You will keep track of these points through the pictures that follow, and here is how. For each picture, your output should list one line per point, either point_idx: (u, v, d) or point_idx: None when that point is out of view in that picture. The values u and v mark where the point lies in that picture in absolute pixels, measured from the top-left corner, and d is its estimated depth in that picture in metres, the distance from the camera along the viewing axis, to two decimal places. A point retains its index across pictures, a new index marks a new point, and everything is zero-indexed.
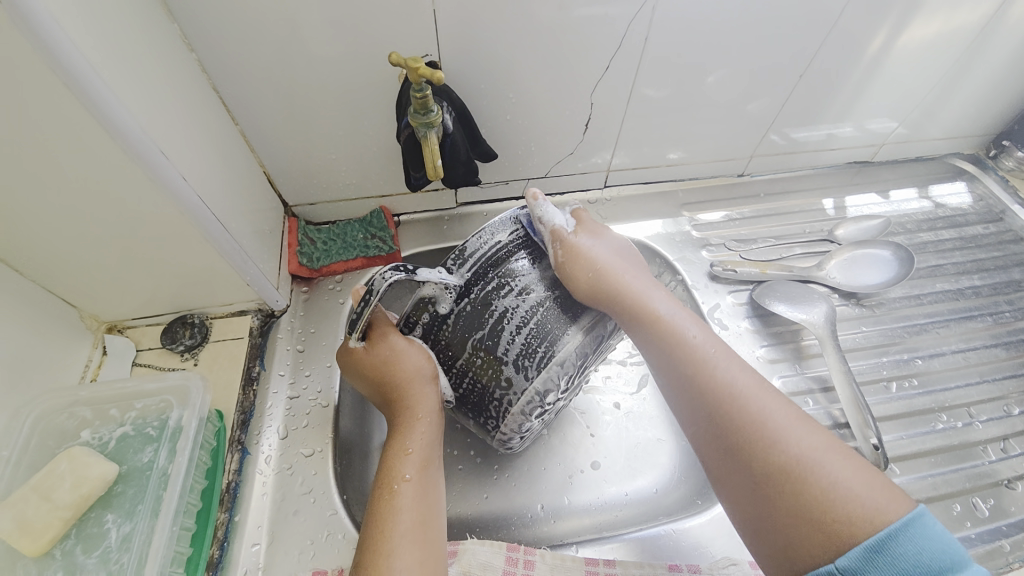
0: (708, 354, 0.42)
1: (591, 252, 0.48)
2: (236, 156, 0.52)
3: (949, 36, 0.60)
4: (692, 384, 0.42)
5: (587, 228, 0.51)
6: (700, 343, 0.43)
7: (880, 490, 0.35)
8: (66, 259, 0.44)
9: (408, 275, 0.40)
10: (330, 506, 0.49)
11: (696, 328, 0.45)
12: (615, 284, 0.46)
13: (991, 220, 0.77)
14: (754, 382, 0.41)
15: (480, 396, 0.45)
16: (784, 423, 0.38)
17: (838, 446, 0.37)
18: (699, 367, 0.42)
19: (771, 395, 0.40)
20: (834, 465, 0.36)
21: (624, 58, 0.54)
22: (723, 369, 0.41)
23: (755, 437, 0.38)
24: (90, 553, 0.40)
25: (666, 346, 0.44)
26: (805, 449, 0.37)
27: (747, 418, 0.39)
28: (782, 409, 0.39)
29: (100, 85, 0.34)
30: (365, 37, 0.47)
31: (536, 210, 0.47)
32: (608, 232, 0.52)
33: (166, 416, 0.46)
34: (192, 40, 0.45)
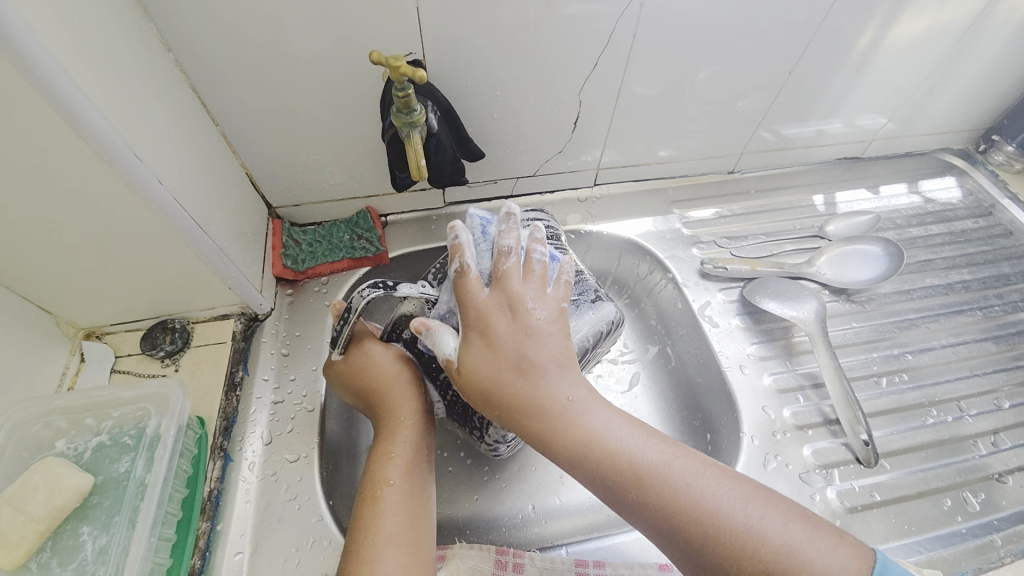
0: (635, 470, 0.35)
1: (482, 370, 0.39)
2: (216, 157, 0.51)
3: (938, 31, 0.60)
4: (637, 514, 0.35)
5: (482, 310, 0.40)
6: (626, 454, 0.36)
7: (846, 552, 0.31)
8: (37, 266, 0.43)
9: (387, 292, 0.43)
10: (316, 513, 0.49)
11: (618, 427, 0.37)
12: (525, 410, 0.38)
13: (980, 215, 0.78)
14: (693, 483, 0.34)
15: (465, 405, 0.46)
16: (739, 527, 0.32)
17: (796, 522, 0.32)
18: (632, 494, 0.35)
19: (714, 489, 0.34)
20: (801, 557, 0.31)
21: (612, 55, 0.54)
22: (658, 489, 0.34)
23: (718, 562, 0.32)
24: (65, 566, 0.39)
25: (598, 480, 0.36)
26: (769, 553, 0.31)
27: (695, 532, 0.33)
28: (732, 505, 0.33)
29: (67, 84, 0.33)
30: (346, 35, 0.46)
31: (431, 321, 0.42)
32: (504, 301, 0.40)
33: (144, 425, 0.45)
34: (168, 39, 0.44)
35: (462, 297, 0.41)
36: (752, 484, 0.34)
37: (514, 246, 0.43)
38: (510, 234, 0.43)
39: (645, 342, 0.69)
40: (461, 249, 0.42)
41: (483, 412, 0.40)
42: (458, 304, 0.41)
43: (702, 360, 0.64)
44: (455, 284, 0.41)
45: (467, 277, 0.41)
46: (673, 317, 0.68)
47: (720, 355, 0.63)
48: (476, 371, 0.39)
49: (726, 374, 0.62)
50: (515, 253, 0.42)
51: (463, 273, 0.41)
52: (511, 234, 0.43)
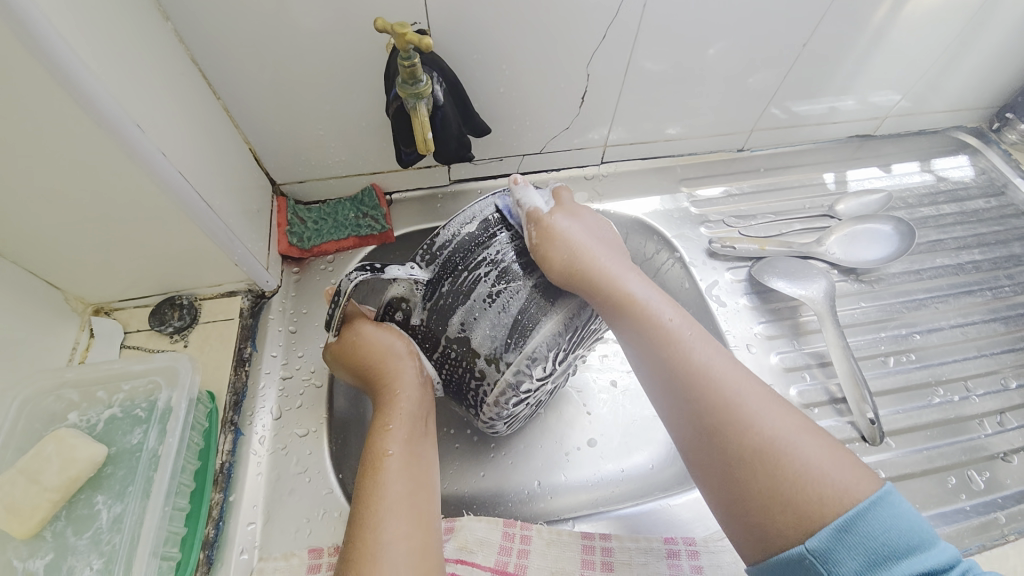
0: (680, 339, 0.41)
1: (566, 233, 0.45)
2: (219, 132, 0.50)
3: (957, 3, 0.58)
4: (668, 367, 0.40)
5: (572, 207, 0.49)
6: (669, 322, 0.42)
7: (849, 469, 0.34)
8: (43, 240, 0.43)
9: (374, 274, 0.40)
10: (325, 486, 0.49)
11: (670, 311, 0.43)
12: (592, 263, 0.44)
13: (993, 194, 0.76)
14: (723, 363, 0.39)
15: (459, 383, 0.44)
16: (754, 403, 0.37)
17: (801, 420, 0.36)
18: (668, 349, 0.40)
19: (739, 375, 0.39)
20: (804, 446, 0.35)
21: (621, 27, 0.52)
22: (693, 352, 0.40)
23: (728, 421, 0.36)
24: (81, 534, 0.40)
25: (639, 329, 0.42)
26: (775, 431, 0.35)
27: (718, 400, 0.37)
28: (751, 387, 0.38)
29: (65, 51, 0.32)
30: (348, 5, 0.45)
31: (514, 193, 0.46)
32: (590, 210, 0.51)
33: (155, 398, 0.46)
34: (166, 8, 0.43)
35: (561, 197, 0.50)
36: (780, 396, 0.38)
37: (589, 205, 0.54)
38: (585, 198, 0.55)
39: None
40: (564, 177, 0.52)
41: (549, 266, 0.43)
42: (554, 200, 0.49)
43: None
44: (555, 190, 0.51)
45: (564, 188, 0.51)
46: (680, 296, 0.68)
47: (726, 334, 0.63)
48: (561, 227, 0.46)
49: (732, 353, 0.62)
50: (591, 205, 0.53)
51: (562, 187, 0.51)
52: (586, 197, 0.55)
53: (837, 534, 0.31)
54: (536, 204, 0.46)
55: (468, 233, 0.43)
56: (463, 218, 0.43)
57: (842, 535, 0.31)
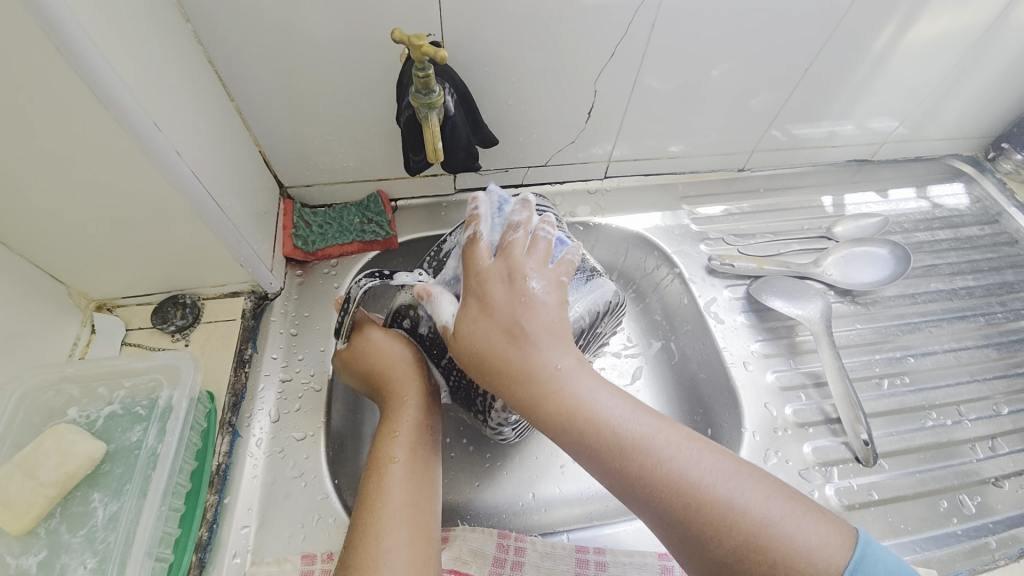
0: (623, 443, 0.35)
1: (477, 335, 0.39)
2: (232, 134, 0.51)
3: (955, 35, 0.60)
4: (618, 477, 0.35)
5: (483, 275, 0.41)
6: (613, 425, 0.36)
7: (824, 529, 0.32)
8: (53, 234, 0.43)
9: (383, 281, 0.43)
10: (321, 491, 0.49)
11: (607, 399, 0.37)
12: (514, 375, 0.37)
13: (986, 222, 0.78)
14: (680, 452, 0.35)
15: (466, 387, 0.46)
16: (723, 497, 0.33)
17: (776, 497, 0.33)
18: (616, 463, 0.35)
19: (700, 461, 0.34)
20: (781, 530, 0.32)
21: (630, 46, 0.53)
22: (643, 459, 0.34)
23: (698, 533, 0.32)
24: (75, 532, 0.39)
25: (584, 447, 0.36)
26: (751, 525, 0.32)
27: (679, 503, 0.33)
28: (716, 476, 0.33)
29: (91, 51, 0.32)
30: (366, 17, 0.46)
31: (427, 306, 0.43)
32: (511, 266, 0.41)
33: (156, 396, 0.46)
34: (188, 11, 0.43)
35: (472, 262, 0.42)
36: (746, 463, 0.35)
37: (522, 223, 0.44)
38: (517, 212, 0.44)
39: (648, 337, 0.69)
40: (478, 219, 0.45)
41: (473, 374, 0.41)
42: (466, 270, 0.42)
43: (706, 355, 0.65)
44: (466, 250, 0.43)
45: (477, 244, 0.43)
46: (678, 312, 0.68)
47: (723, 351, 0.63)
48: (471, 338, 0.39)
49: (729, 370, 0.62)
50: (523, 226, 0.43)
51: (474, 241, 0.43)
52: (519, 211, 0.44)
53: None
54: (445, 318, 0.42)
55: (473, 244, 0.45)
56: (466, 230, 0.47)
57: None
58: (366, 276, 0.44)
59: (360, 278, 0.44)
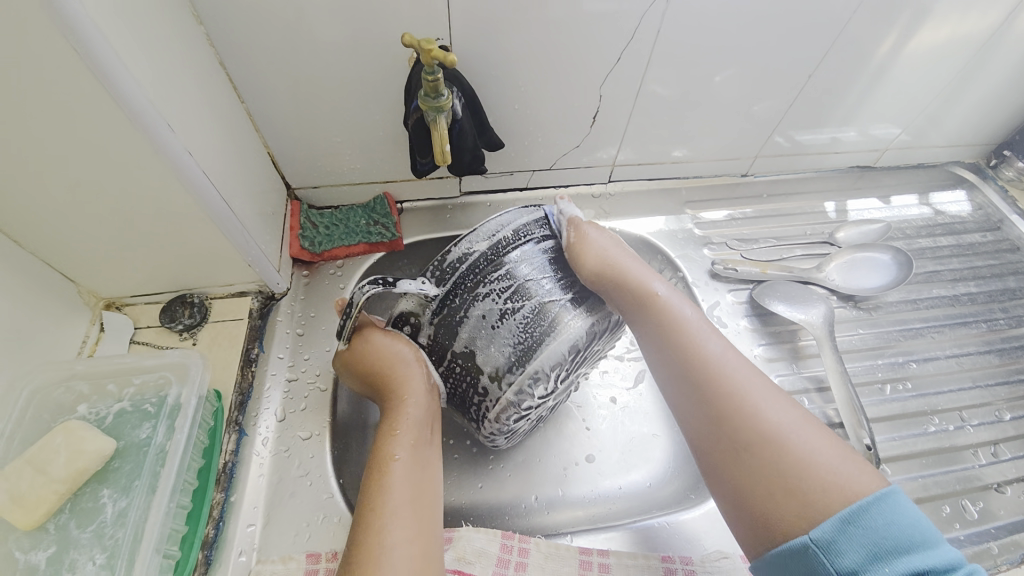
0: (698, 337, 0.43)
1: (595, 234, 0.49)
2: (242, 135, 0.51)
3: (956, 43, 0.60)
4: (685, 363, 0.42)
5: (608, 228, 0.54)
6: (691, 322, 0.44)
7: (856, 467, 0.36)
8: (66, 232, 0.43)
9: (385, 288, 0.42)
10: (326, 490, 0.49)
11: (692, 311, 0.46)
12: (618, 266, 0.47)
13: (989, 229, 0.78)
14: (740, 363, 0.42)
15: (462, 396, 0.45)
16: (768, 403, 0.39)
17: (817, 424, 0.39)
18: (685, 347, 0.43)
19: (755, 375, 0.41)
20: (813, 447, 0.37)
21: (635, 51, 0.54)
22: (710, 350, 0.42)
23: (742, 419, 0.38)
24: (84, 528, 0.40)
25: (663, 330, 0.44)
26: (782, 427, 0.38)
27: (736, 396, 0.39)
28: (765, 387, 0.40)
29: (107, 51, 0.33)
30: (376, 20, 0.47)
31: (559, 206, 0.52)
32: (606, 235, 0.55)
33: (164, 394, 0.46)
34: (202, 14, 0.44)
35: (591, 224, 0.55)
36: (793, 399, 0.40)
37: None
38: None
39: None
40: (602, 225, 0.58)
41: (583, 259, 0.47)
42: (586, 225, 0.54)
43: None
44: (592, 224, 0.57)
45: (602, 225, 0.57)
46: None
47: None
48: (591, 232, 0.49)
49: None
50: None
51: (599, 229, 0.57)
52: None
53: (843, 525, 0.33)
54: (576, 214, 0.51)
55: (482, 250, 0.44)
56: (477, 234, 0.43)
57: (846, 527, 0.33)
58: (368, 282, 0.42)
59: (362, 284, 0.42)
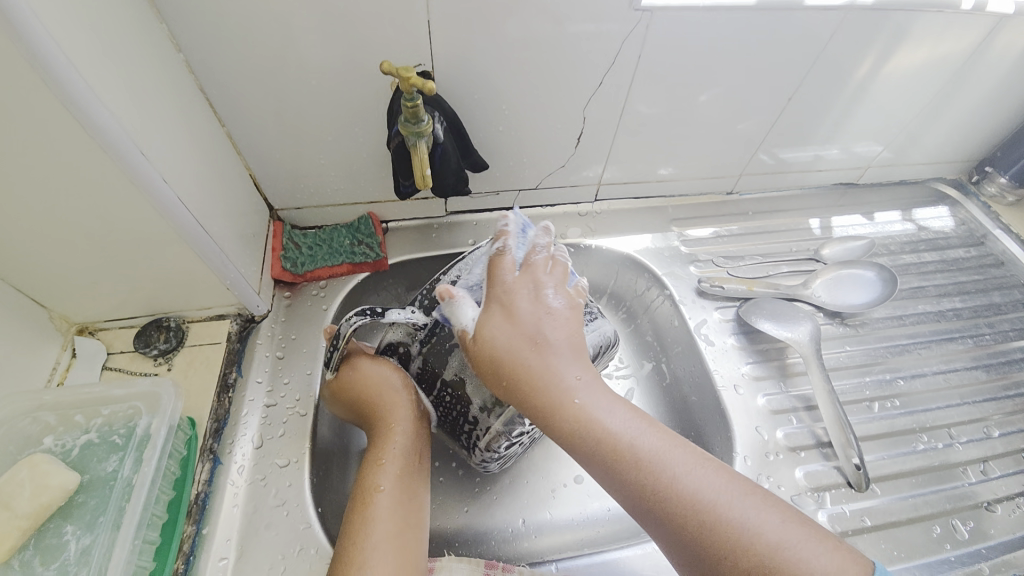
0: (637, 455, 0.36)
1: (497, 343, 0.40)
2: (222, 157, 0.51)
3: (933, 63, 0.61)
4: (632, 493, 0.35)
5: (509, 286, 0.43)
6: (629, 439, 0.36)
7: (844, 563, 0.31)
8: (36, 259, 0.43)
9: (373, 319, 0.42)
10: (303, 520, 0.48)
11: (620, 412, 0.38)
12: (531, 379, 0.38)
13: (972, 244, 0.79)
14: (694, 473, 0.35)
15: (453, 424, 0.46)
16: (738, 523, 0.33)
17: (792, 523, 0.33)
18: (629, 477, 0.35)
19: (712, 484, 0.34)
20: (800, 554, 0.31)
21: (617, 74, 0.54)
22: (657, 476, 0.35)
23: (711, 559, 0.32)
24: (47, 566, 0.38)
25: (598, 462, 0.37)
26: (767, 545, 0.32)
27: (692, 521, 0.33)
28: (728, 498, 0.34)
29: (77, 81, 0.33)
30: (357, 45, 0.47)
31: (450, 310, 0.43)
32: (530, 280, 0.43)
33: (134, 423, 0.45)
34: (179, 40, 0.44)
35: (496, 275, 0.44)
36: (764, 494, 0.35)
37: (545, 248, 0.46)
38: (541, 239, 0.47)
39: (639, 357, 0.69)
40: (506, 233, 0.46)
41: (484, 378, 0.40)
42: (489, 282, 0.44)
43: (697, 379, 0.64)
44: (491, 262, 0.45)
45: (503, 257, 0.44)
46: (669, 333, 0.68)
47: (714, 373, 0.63)
48: (490, 341, 0.40)
49: (720, 394, 0.62)
50: (545, 251, 0.46)
51: (501, 254, 0.44)
52: (542, 238, 0.47)
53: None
54: (466, 323, 0.42)
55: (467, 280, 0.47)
56: None
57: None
58: (356, 312, 0.43)
59: (350, 314, 0.43)
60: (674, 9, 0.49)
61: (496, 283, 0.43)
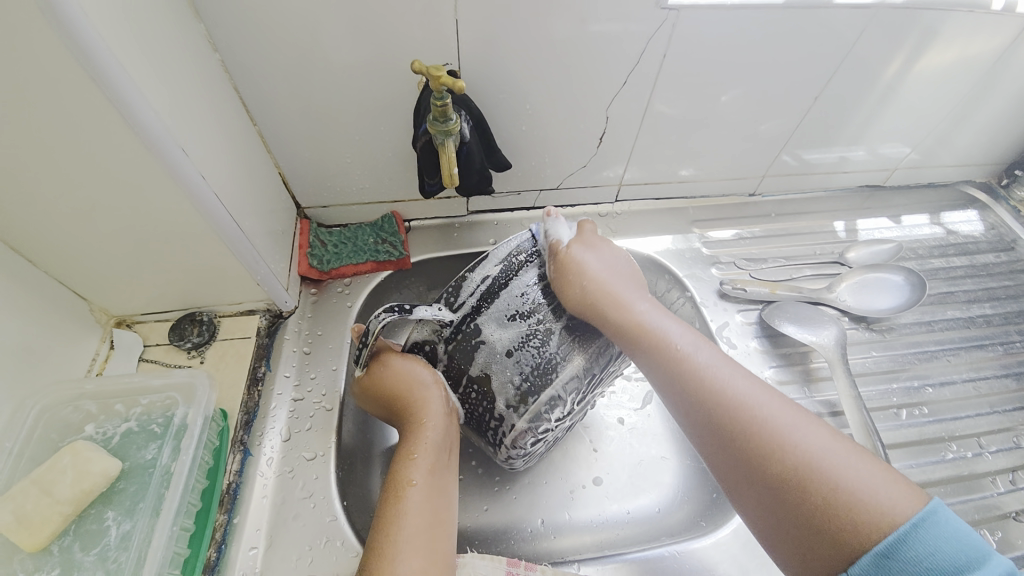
0: (691, 357, 0.42)
1: (579, 263, 0.48)
2: (254, 155, 0.52)
3: (963, 64, 0.60)
4: (688, 389, 0.40)
5: (593, 236, 0.52)
6: (685, 348, 0.42)
7: (894, 486, 0.33)
8: (80, 251, 0.44)
9: (402, 316, 0.43)
10: (330, 513, 0.49)
11: (681, 330, 0.44)
12: (605, 291, 0.46)
13: (1002, 249, 0.77)
14: (745, 382, 0.40)
15: (479, 420, 0.46)
16: (781, 423, 0.37)
17: (838, 442, 0.36)
18: (683, 376, 0.41)
19: (761, 393, 0.39)
20: (840, 465, 0.34)
21: (641, 75, 0.55)
22: (711, 376, 0.40)
23: (760, 446, 0.36)
24: (88, 551, 0.39)
25: (655, 359, 0.43)
26: (809, 449, 0.35)
27: (740, 415, 0.38)
28: (777, 408, 0.37)
29: (122, 78, 0.34)
30: (386, 45, 0.48)
31: (545, 224, 0.50)
32: (602, 236, 0.53)
33: (171, 413, 0.46)
34: (217, 41, 0.45)
35: (581, 227, 0.53)
36: (813, 415, 0.38)
37: None
38: None
39: None
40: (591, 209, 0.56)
41: (559, 287, 0.45)
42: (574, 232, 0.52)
43: None
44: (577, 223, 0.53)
45: (589, 219, 0.54)
46: None
47: None
48: (576, 258, 0.48)
49: None
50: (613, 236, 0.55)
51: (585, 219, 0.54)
52: None
53: (881, 559, 0.30)
54: (559, 236, 0.49)
55: (495, 274, 0.46)
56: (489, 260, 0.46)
57: (884, 561, 0.30)
58: (384, 308, 0.44)
59: (378, 310, 0.44)
60: (702, 8, 0.49)
61: (582, 232, 0.52)
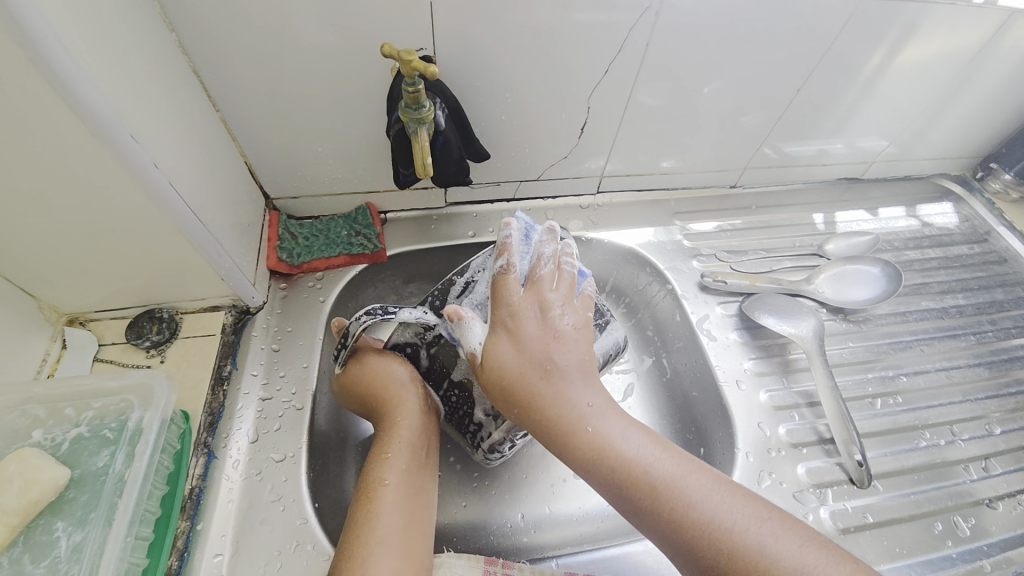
0: (651, 478, 0.36)
1: (504, 364, 0.40)
2: (216, 144, 0.50)
3: (942, 57, 0.60)
4: (650, 513, 0.36)
5: (515, 306, 0.42)
6: (644, 465, 0.37)
7: None
8: (21, 245, 0.41)
9: (384, 319, 0.42)
10: (300, 516, 0.47)
11: (634, 437, 0.39)
12: (541, 402, 0.39)
13: (976, 241, 0.78)
14: (710, 497, 0.35)
15: (459, 421, 0.48)
16: (755, 542, 0.33)
17: (811, 547, 0.33)
18: (645, 503, 0.36)
19: (729, 509, 0.35)
20: None
21: (623, 64, 0.53)
22: (674, 504, 0.35)
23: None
24: (37, 563, 0.37)
25: (611, 484, 0.37)
26: (788, 571, 0.32)
27: (709, 539, 0.34)
28: (745, 524, 0.34)
29: (66, 58, 0.31)
30: (356, 28, 0.45)
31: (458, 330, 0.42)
32: (534, 302, 0.43)
33: (126, 417, 0.44)
34: (172, 20, 0.42)
35: (498, 296, 0.43)
36: (787, 518, 0.34)
37: (552, 257, 0.46)
38: (547, 244, 0.46)
39: (640, 352, 0.69)
40: (508, 248, 0.45)
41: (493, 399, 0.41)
42: (493, 300, 0.43)
43: (698, 373, 0.64)
44: (495, 280, 0.44)
45: (507, 275, 0.43)
46: (670, 328, 0.68)
47: (716, 369, 0.63)
48: (497, 360, 0.40)
49: (722, 390, 0.61)
50: (551, 262, 0.45)
51: (505, 272, 0.44)
52: (550, 244, 0.46)
53: None
54: (474, 342, 0.42)
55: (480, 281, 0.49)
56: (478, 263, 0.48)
57: None
58: (365, 311, 0.43)
59: (358, 313, 0.43)
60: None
61: (500, 297, 0.43)
